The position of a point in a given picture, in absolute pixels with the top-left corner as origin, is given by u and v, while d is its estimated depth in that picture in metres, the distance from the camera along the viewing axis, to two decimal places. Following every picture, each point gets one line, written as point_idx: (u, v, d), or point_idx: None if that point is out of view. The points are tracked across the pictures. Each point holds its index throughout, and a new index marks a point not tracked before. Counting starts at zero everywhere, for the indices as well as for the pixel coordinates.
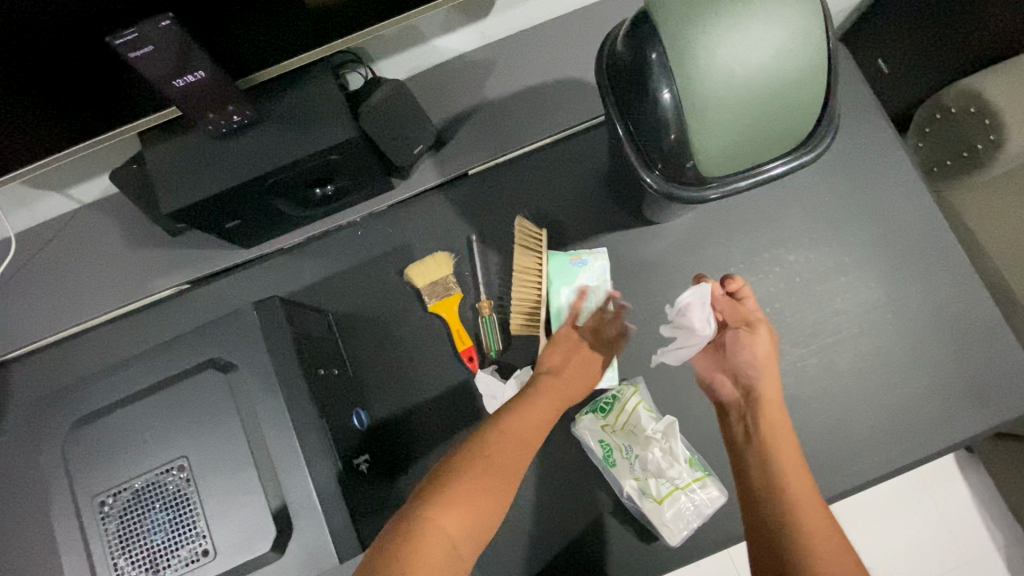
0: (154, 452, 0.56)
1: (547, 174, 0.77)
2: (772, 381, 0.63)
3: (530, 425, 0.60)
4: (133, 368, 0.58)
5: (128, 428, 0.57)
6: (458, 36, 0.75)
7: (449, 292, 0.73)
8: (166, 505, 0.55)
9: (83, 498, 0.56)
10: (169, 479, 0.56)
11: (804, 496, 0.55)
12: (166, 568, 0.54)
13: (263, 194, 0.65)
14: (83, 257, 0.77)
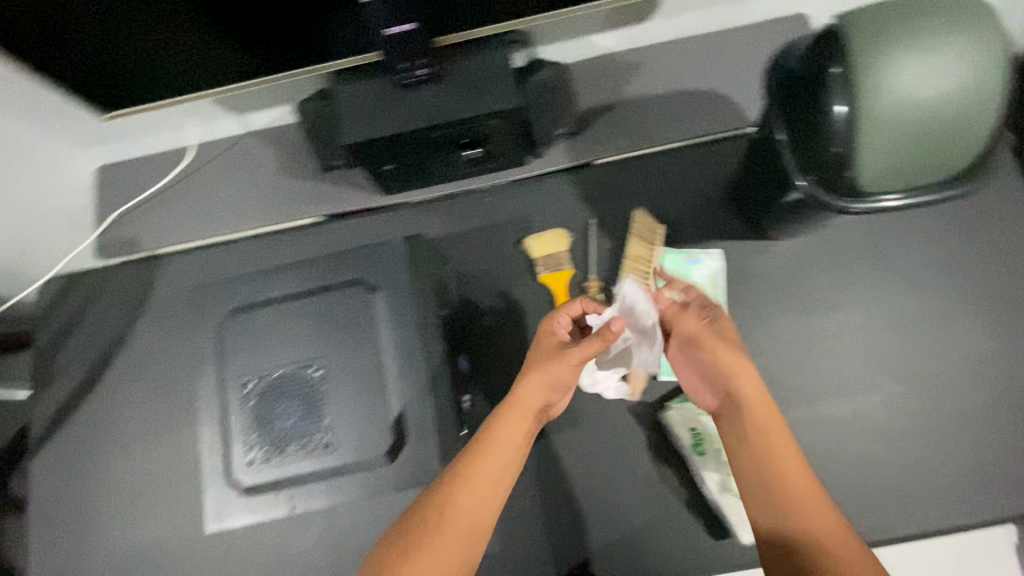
0: (297, 347, 0.63)
1: (670, 175, 0.81)
2: (745, 374, 0.58)
3: (473, 492, 0.52)
4: (291, 269, 0.66)
5: (277, 321, 0.64)
6: (612, 36, 0.81)
7: (562, 268, 0.78)
8: (298, 396, 0.62)
9: (228, 376, 0.64)
10: (305, 373, 0.62)
11: (804, 511, 0.50)
12: (291, 450, 0.61)
13: (423, 144, 0.71)
14: (239, 176, 0.86)
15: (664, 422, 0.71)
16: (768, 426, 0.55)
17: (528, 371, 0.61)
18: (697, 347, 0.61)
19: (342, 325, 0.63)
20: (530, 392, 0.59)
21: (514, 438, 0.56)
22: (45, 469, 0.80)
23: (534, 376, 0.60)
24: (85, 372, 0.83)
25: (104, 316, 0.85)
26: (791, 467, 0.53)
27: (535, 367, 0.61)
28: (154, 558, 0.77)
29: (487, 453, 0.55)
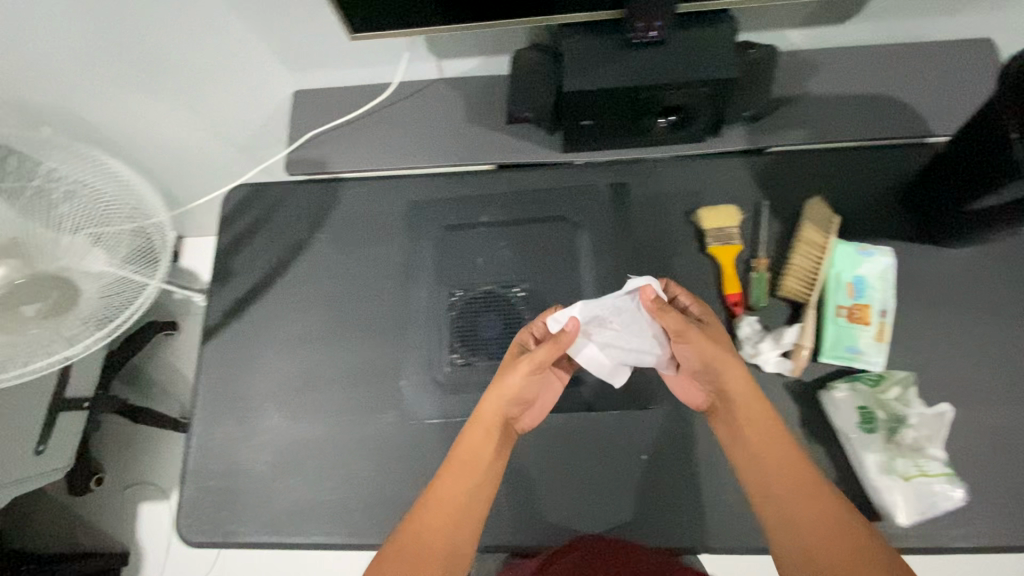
0: (501, 274, 0.83)
1: (841, 173, 0.84)
2: (737, 381, 0.67)
3: (450, 475, 0.66)
4: (496, 208, 0.87)
5: (486, 248, 0.84)
6: (807, 33, 0.84)
7: (731, 242, 0.80)
8: (501, 311, 0.81)
9: (440, 286, 0.83)
10: (510, 294, 0.82)
11: (805, 524, 0.60)
12: (492, 353, 0.79)
13: (632, 104, 0.76)
14: (425, 115, 0.91)
15: (828, 399, 0.73)
16: (777, 441, 0.65)
17: (493, 383, 0.68)
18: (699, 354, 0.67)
19: (543, 258, 0.83)
20: (490, 408, 0.67)
21: (484, 451, 0.68)
22: (217, 357, 0.86)
23: (495, 392, 0.68)
24: (261, 275, 0.89)
25: (285, 227, 0.91)
26: (789, 479, 0.63)
27: (495, 381, 0.68)
28: (304, 455, 0.80)
29: (467, 454, 0.67)
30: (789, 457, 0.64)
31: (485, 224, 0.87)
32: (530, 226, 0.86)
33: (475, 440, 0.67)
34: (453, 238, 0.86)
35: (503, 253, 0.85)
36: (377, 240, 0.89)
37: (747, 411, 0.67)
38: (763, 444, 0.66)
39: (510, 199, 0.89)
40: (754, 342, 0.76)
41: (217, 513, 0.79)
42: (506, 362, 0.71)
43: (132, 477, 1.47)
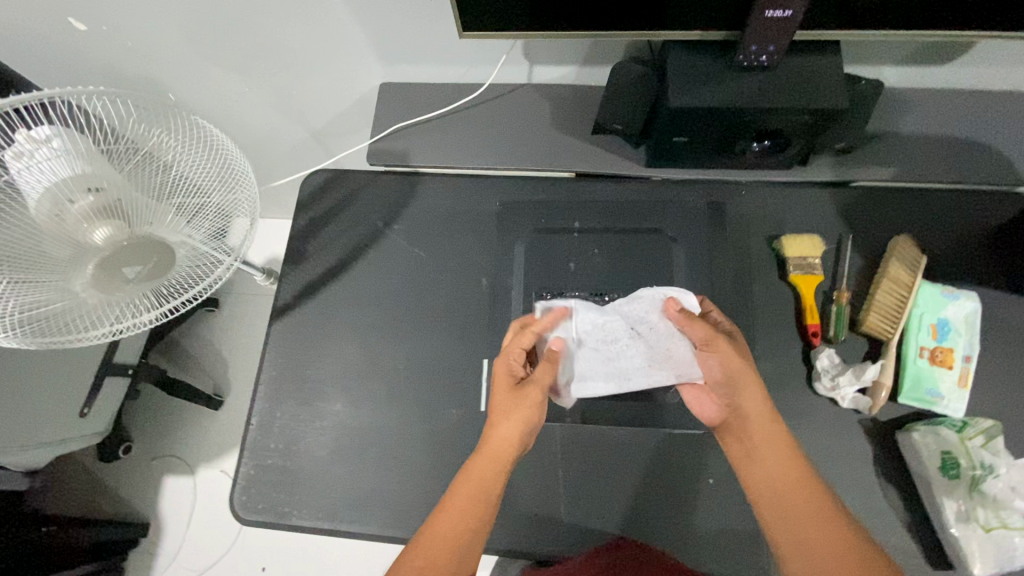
0: (588, 280, 0.81)
1: (926, 214, 0.84)
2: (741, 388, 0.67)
3: (453, 506, 0.63)
4: (585, 214, 0.86)
5: (574, 252, 0.83)
6: (904, 72, 0.84)
7: (813, 272, 0.80)
8: None
9: (526, 286, 0.82)
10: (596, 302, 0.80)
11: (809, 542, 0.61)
12: None
13: (731, 125, 0.76)
14: (511, 118, 0.92)
15: (905, 440, 0.71)
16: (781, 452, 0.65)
17: (499, 416, 0.68)
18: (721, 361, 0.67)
19: (632, 269, 0.82)
20: (503, 438, 0.67)
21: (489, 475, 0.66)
22: (284, 337, 0.86)
23: (504, 416, 0.68)
24: (334, 260, 0.89)
25: (361, 215, 0.92)
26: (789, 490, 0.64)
27: (507, 412, 0.68)
28: (364, 444, 0.80)
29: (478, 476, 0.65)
30: (801, 480, 0.63)
31: (578, 231, 0.85)
32: (625, 236, 0.84)
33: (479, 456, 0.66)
34: (545, 241, 0.84)
35: (592, 260, 0.82)
36: (452, 237, 0.89)
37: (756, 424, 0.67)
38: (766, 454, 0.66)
39: (603, 208, 0.87)
40: (832, 376, 0.75)
41: (271, 493, 0.79)
42: (505, 383, 0.70)
43: (160, 449, 1.47)
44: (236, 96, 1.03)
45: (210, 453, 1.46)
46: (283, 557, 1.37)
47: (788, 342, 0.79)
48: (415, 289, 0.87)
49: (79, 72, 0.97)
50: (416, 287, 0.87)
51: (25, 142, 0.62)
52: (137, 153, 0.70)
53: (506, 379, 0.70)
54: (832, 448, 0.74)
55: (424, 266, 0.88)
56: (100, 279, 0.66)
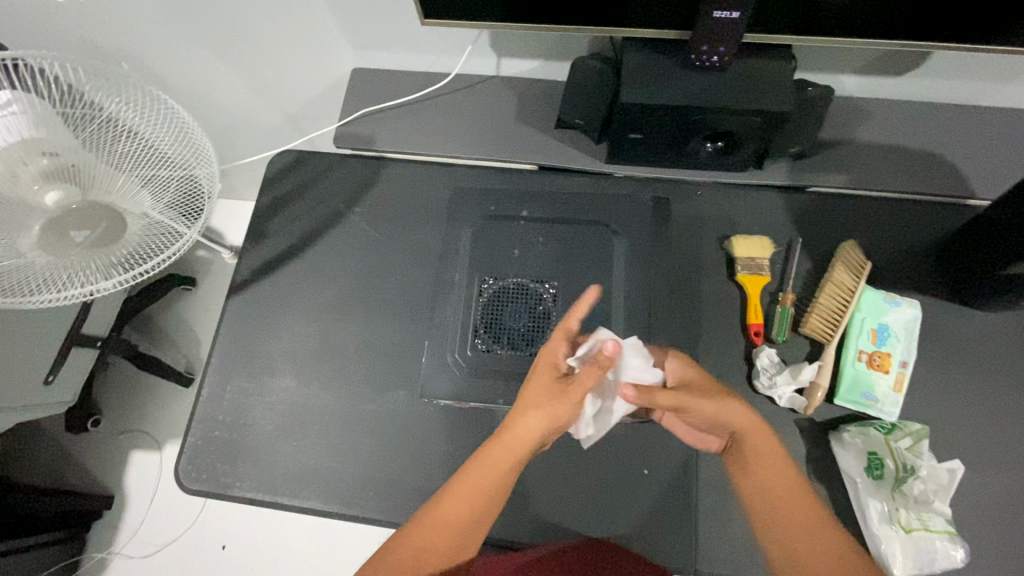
0: (537, 269, 0.82)
1: (874, 221, 0.85)
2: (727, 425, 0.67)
3: (459, 491, 0.63)
4: (540, 206, 0.88)
5: (525, 240, 0.84)
6: (860, 82, 0.85)
7: (759, 273, 0.81)
8: (531, 306, 0.80)
9: (475, 272, 0.83)
10: (542, 290, 0.81)
11: (809, 555, 0.60)
12: (519, 348, 0.78)
13: (682, 124, 0.77)
14: (476, 108, 0.93)
15: (836, 440, 0.73)
16: (778, 468, 0.64)
17: (529, 407, 0.66)
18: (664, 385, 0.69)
19: (580, 259, 0.83)
20: (530, 430, 0.65)
21: (493, 469, 0.64)
22: (239, 312, 0.87)
23: (529, 408, 0.66)
24: (294, 239, 0.91)
25: (325, 196, 0.93)
26: (806, 529, 0.61)
27: (539, 404, 0.66)
28: (311, 421, 0.81)
29: (477, 471, 0.64)
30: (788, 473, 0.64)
31: (526, 220, 0.86)
32: (572, 225, 0.85)
33: (487, 452, 0.65)
34: (493, 229, 0.85)
35: (542, 249, 0.84)
36: (412, 222, 0.90)
37: (771, 462, 0.65)
38: (784, 490, 0.63)
39: (552, 200, 0.88)
40: (770, 375, 0.76)
41: (216, 464, 0.80)
42: (537, 375, 0.68)
43: (127, 424, 1.48)
44: (212, 75, 1.05)
45: (178, 429, 1.47)
46: (244, 535, 1.38)
47: (731, 340, 0.80)
48: (371, 271, 0.88)
49: (56, 43, 0.98)
50: (373, 269, 0.88)
51: None
52: (98, 120, 0.72)
53: (539, 370, 0.69)
54: None
55: (383, 248, 0.89)
56: (50, 242, 0.67)
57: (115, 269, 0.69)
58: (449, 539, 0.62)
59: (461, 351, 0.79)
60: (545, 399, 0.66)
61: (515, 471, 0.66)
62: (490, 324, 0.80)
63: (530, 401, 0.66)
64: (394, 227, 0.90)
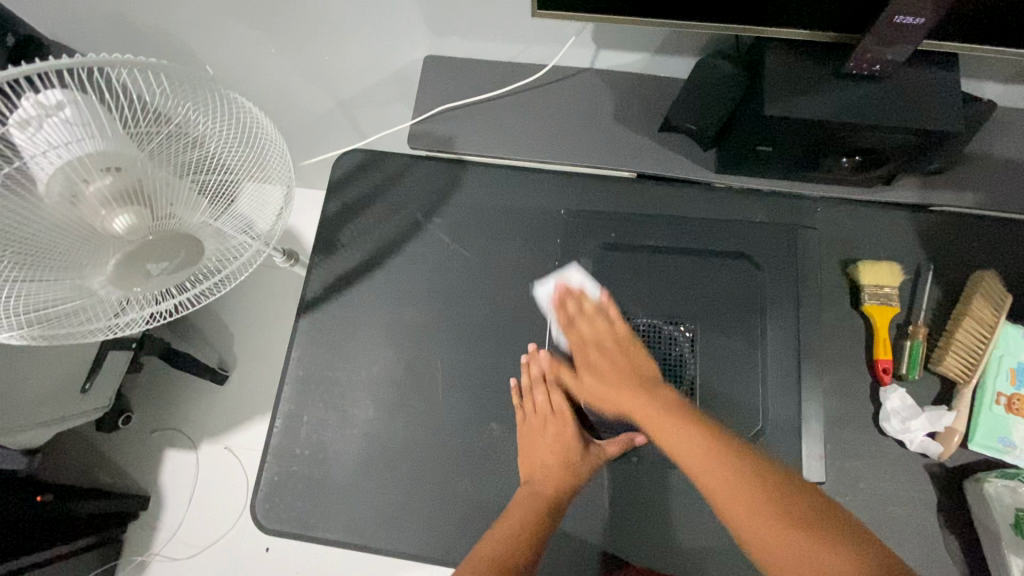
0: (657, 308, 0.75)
1: (1009, 245, 0.78)
2: (608, 366, 0.71)
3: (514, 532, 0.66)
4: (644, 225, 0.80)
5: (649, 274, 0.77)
6: (1006, 90, 0.77)
7: (888, 304, 0.74)
8: (661, 348, 0.74)
9: None
10: (670, 331, 0.75)
11: (710, 481, 0.58)
12: None
13: (823, 139, 0.69)
14: (567, 107, 0.83)
15: (974, 492, 0.68)
16: (660, 403, 0.65)
17: (548, 455, 0.72)
18: (587, 343, 0.73)
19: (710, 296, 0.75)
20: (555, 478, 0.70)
21: (529, 513, 0.68)
22: (311, 333, 0.79)
23: (553, 461, 0.71)
24: (367, 252, 0.82)
25: (399, 203, 0.84)
26: (709, 451, 0.59)
27: (548, 449, 0.72)
28: (397, 457, 0.75)
29: (517, 517, 0.68)
30: (698, 433, 0.61)
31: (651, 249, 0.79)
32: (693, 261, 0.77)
33: (523, 501, 0.69)
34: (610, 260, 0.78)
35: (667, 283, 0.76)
36: (497, 237, 0.82)
37: (635, 400, 0.67)
38: (693, 454, 0.60)
39: (666, 224, 0.80)
40: (902, 418, 0.70)
41: (297, 503, 0.74)
42: (545, 432, 0.73)
43: (161, 421, 1.41)
44: (262, 58, 0.93)
45: (214, 427, 1.41)
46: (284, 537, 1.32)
47: (855, 376, 0.74)
48: (456, 290, 0.80)
49: (86, 17, 0.86)
50: (457, 287, 0.80)
51: (30, 107, 0.51)
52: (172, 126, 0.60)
53: (541, 430, 0.74)
54: (893, 493, 0.70)
55: (468, 266, 0.81)
56: (123, 274, 0.61)
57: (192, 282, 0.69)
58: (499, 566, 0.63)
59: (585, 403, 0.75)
60: (554, 446, 0.73)
61: (555, 517, 0.69)
62: None
63: (563, 456, 0.72)
64: (480, 242, 0.82)
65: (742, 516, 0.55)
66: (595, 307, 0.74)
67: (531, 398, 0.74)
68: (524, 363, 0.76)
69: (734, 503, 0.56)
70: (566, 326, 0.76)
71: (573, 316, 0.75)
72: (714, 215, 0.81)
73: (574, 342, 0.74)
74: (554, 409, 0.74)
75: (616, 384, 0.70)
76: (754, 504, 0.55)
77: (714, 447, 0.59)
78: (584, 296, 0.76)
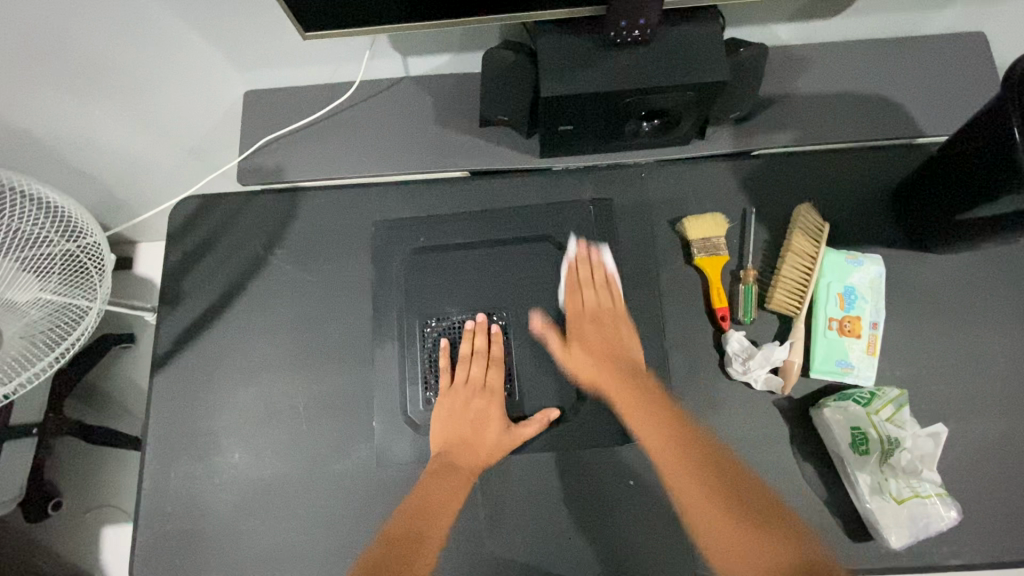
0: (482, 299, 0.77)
1: (825, 175, 0.81)
2: (595, 343, 0.74)
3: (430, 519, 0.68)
4: (479, 218, 0.81)
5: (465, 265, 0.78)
6: (794, 28, 0.80)
7: (717, 254, 0.76)
8: None
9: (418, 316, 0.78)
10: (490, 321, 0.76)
11: (685, 483, 0.64)
12: None
13: (613, 108, 0.70)
14: (390, 117, 0.84)
15: (816, 420, 0.70)
16: (670, 419, 0.69)
17: (478, 434, 0.72)
18: (592, 319, 0.75)
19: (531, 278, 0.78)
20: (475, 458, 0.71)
21: (443, 487, 0.70)
22: (168, 387, 0.79)
23: (472, 439, 0.71)
24: (215, 296, 0.82)
25: (240, 242, 0.84)
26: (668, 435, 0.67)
27: (470, 431, 0.72)
28: (270, 494, 0.75)
29: (432, 488, 0.70)
30: (670, 437, 0.67)
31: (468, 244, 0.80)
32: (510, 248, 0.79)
33: (438, 471, 0.70)
34: (427, 262, 0.79)
35: (483, 277, 0.78)
36: (342, 258, 0.82)
37: (622, 390, 0.72)
38: (667, 456, 0.66)
39: (478, 218, 0.81)
40: (743, 360, 0.72)
41: (176, 560, 0.73)
42: (471, 408, 0.73)
43: (92, 500, 1.38)
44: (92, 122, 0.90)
45: None
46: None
47: (699, 329, 0.76)
48: (308, 317, 0.80)
49: None
50: (309, 314, 0.81)
51: None
52: None
53: (466, 404, 0.73)
54: (748, 434, 0.72)
55: (317, 291, 0.81)
56: None
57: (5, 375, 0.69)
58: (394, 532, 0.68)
59: (416, 406, 0.75)
60: (479, 422, 0.72)
61: (468, 486, 0.71)
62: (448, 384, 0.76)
63: (483, 437, 0.72)
64: (326, 266, 0.82)
65: (716, 534, 0.61)
66: (603, 280, 0.77)
67: (468, 368, 0.74)
68: (468, 331, 0.75)
69: (688, 483, 0.64)
70: (572, 290, 0.77)
71: (585, 296, 0.76)
72: (546, 195, 0.83)
73: (574, 303, 0.76)
74: (485, 385, 0.73)
75: (606, 359, 0.73)
76: (724, 522, 0.61)
77: (695, 459, 0.66)
78: (599, 268, 0.78)
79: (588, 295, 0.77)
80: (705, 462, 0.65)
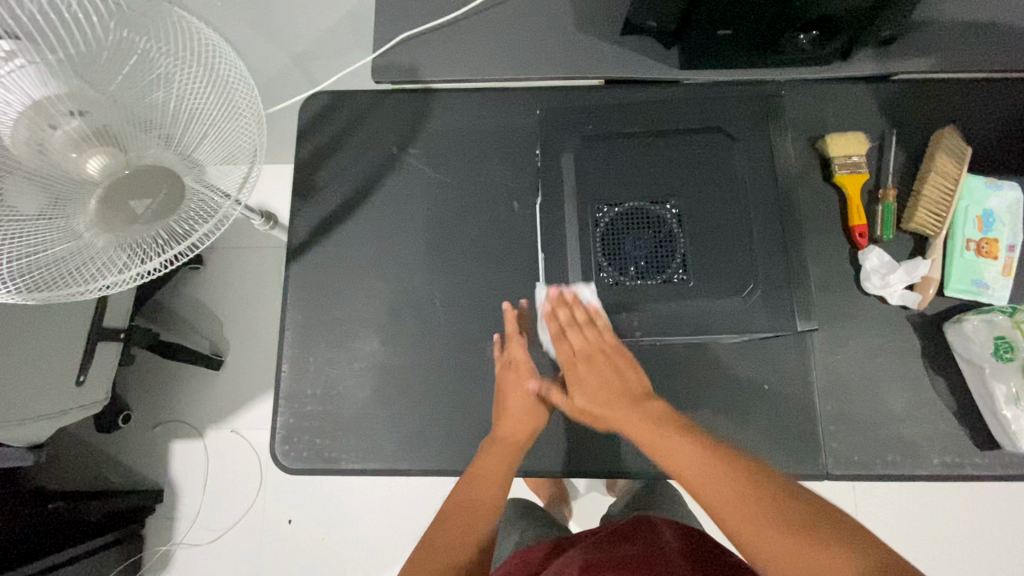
0: (651, 189, 0.74)
1: (962, 104, 0.81)
2: (594, 387, 0.71)
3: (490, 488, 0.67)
4: (637, 113, 0.79)
5: (635, 151, 0.75)
6: None
7: (858, 172, 0.77)
8: (652, 229, 0.73)
9: (588, 201, 0.74)
10: (661, 212, 0.74)
11: (722, 499, 0.55)
12: (650, 277, 0.72)
13: (778, 13, 0.69)
14: (528, 19, 0.82)
15: (951, 331, 0.73)
16: (637, 415, 0.67)
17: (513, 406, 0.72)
18: (581, 360, 0.72)
19: (707, 163, 0.75)
20: (518, 425, 0.71)
21: (490, 465, 0.69)
22: (305, 278, 0.80)
23: (518, 412, 0.72)
24: (349, 191, 0.82)
25: (373, 140, 0.83)
26: (728, 482, 0.56)
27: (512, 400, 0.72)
28: (408, 382, 0.76)
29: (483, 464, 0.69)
30: (684, 440, 0.61)
31: (632, 133, 0.77)
32: (682, 136, 0.77)
33: (488, 447, 0.70)
34: (598, 148, 0.76)
35: (651, 167, 0.75)
36: (476, 159, 0.82)
37: (620, 414, 0.68)
38: (684, 463, 0.59)
39: (631, 111, 0.79)
40: (882, 275, 0.74)
41: (318, 439, 0.75)
42: (512, 383, 0.73)
43: (161, 415, 1.34)
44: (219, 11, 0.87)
45: None
46: (304, 486, 1.28)
47: (833, 245, 0.78)
48: (442, 217, 0.81)
49: None
50: (443, 213, 0.81)
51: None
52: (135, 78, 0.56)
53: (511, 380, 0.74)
54: (878, 346, 0.75)
55: (450, 192, 0.81)
56: (105, 221, 0.57)
57: (149, 253, 0.62)
58: (470, 521, 0.65)
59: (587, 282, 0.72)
60: (520, 394, 0.72)
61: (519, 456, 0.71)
62: (618, 273, 0.73)
63: (517, 410, 0.72)
64: (460, 167, 0.82)
65: (736, 524, 0.53)
66: (587, 316, 0.72)
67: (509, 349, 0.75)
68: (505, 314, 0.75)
69: (735, 506, 0.54)
70: (557, 336, 0.74)
71: (569, 339, 0.73)
72: (697, 97, 0.81)
73: (561, 344, 0.73)
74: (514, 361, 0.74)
75: (617, 402, 0.69)
76: (767, 528, 0.52)
77: (714, 461, 0.58)
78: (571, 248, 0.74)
79: (575, 335, 0.73)
80: (722, 467, 0.57)
